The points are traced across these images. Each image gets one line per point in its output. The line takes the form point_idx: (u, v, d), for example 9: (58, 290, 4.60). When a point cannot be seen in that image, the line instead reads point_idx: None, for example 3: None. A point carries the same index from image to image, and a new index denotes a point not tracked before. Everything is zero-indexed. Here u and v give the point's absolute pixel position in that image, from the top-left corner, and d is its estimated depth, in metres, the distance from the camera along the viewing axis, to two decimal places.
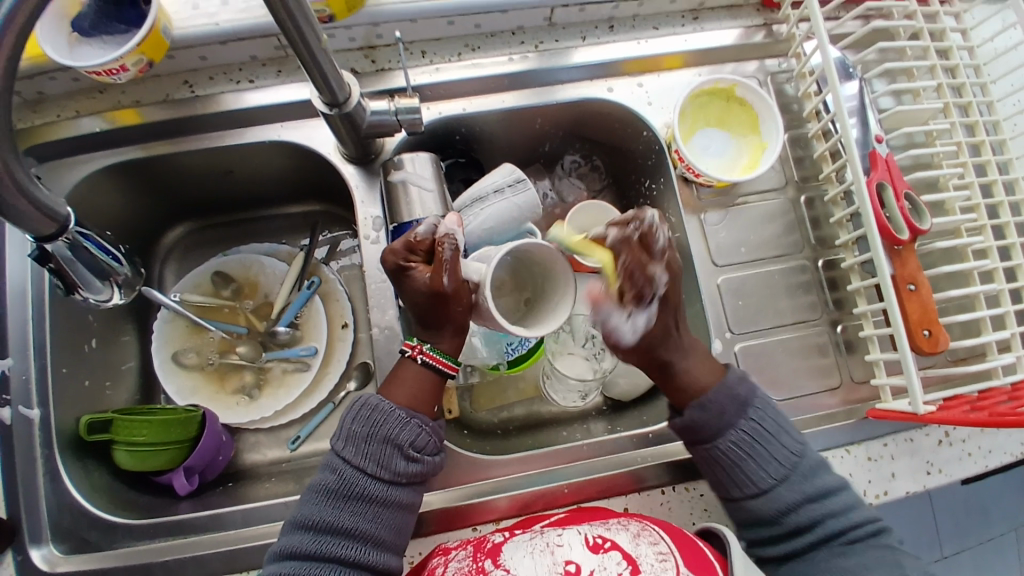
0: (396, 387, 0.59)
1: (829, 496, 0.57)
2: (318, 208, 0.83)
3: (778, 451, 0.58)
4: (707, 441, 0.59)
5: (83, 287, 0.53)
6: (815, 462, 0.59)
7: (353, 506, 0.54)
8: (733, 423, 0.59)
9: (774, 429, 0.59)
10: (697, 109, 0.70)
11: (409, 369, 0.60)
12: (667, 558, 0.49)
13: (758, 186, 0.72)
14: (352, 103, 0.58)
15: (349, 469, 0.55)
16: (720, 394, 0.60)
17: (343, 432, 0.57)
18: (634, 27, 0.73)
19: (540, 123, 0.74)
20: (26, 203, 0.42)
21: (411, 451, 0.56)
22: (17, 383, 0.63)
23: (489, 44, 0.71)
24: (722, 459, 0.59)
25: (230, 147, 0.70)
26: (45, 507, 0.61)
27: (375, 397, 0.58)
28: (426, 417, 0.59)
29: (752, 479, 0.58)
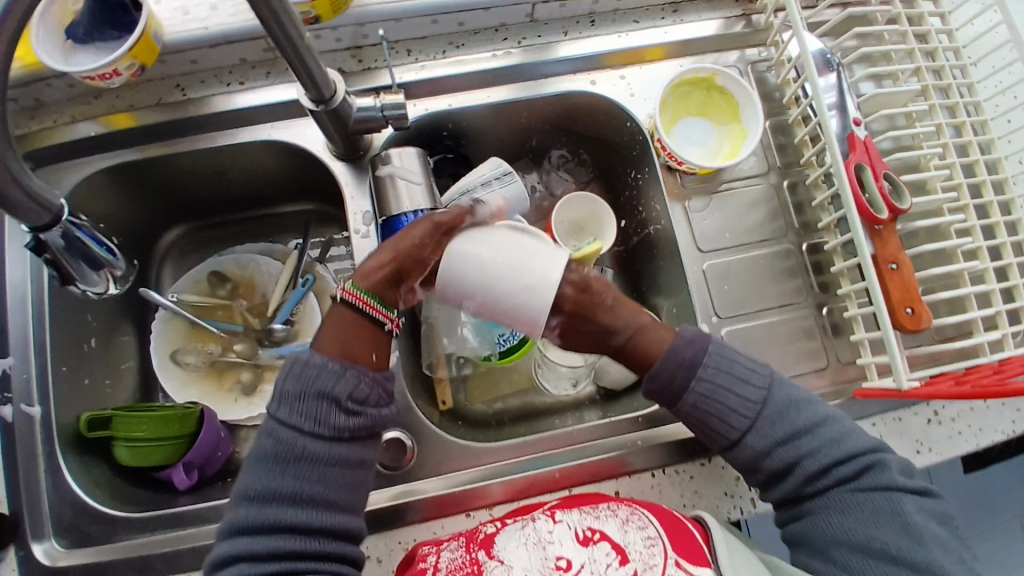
0: (325, 338, 0.57)
1: (799, 438, 0.57)
2: (311, 207, 0.85)
3: (738, 404, 0.58)
4: (671, 405, 0.60)
5: (78, 278, 0.54)
6: (782, 401, 0.59)
7: (293, 469, 0.52)
8: (687, 386, 0.59)
9: (729, 383, 0.58)
10: (677, 99, 0.72)
11: (338, 311, 0.58)
12: (655, 543, 0.51)
13: (741, 173, 0.73)
14: (338, 99, 0.59)
15: (284, 432, 0.53)
16: (669, 361, 0.59)
17: (278, 393, 0.54)
18: (615, 22, 0.74)
19: (525, 117, 0.76)
20: (19, 196, 0.44)
21: (350, 403, 0.54)
22: (18, 381, 0.65)
23: (473, 41, 0.73)
24: (690, 417, 0.59)
25: (222, 148, 0.71)
26: (47, 502, 0.63)
27: (306, 354, 0.54)
28: (363, 365, 0.57)
29: (722, 433, 0.59)
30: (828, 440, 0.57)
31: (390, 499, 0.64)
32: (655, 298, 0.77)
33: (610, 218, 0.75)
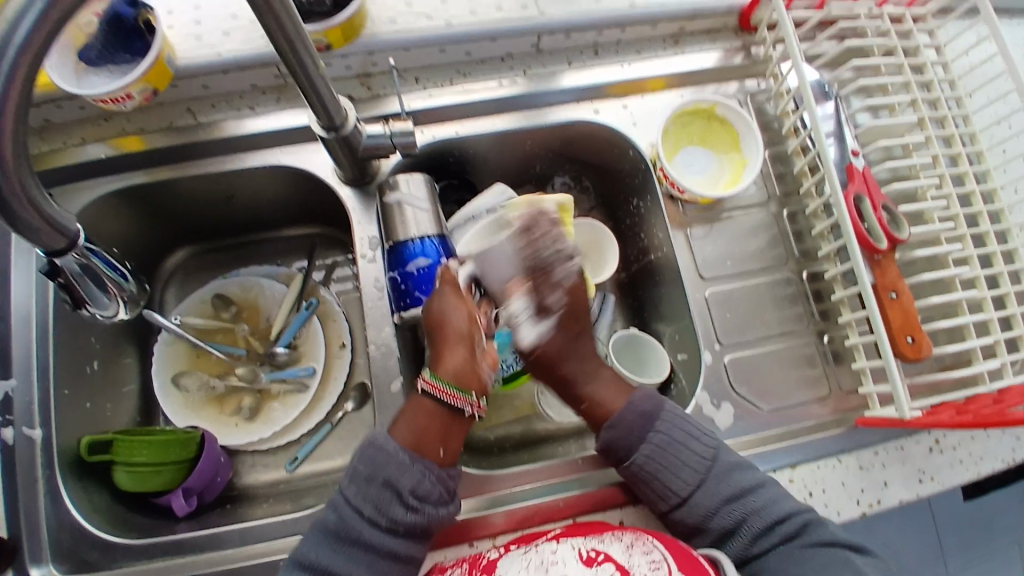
0: (402, 428, 0.60)
1: (745, 496, 0.59)
2: (315, 231, 0.85)
3: (689, 462, 0.60)
4: (623, 459, 0.62)
5: (89, 302, 0.54)
6: (728, 461, 0.61)
7: (348, 550, 0.55)
8: (643, 438, 0.61)
9: (682, 438, 0.61)
10: (679, 128, 0.73)
11: (414, 402, 0.61)
12: (660, 565, 0.50)
13: (742, 202, 0.74)
14: (349, 126, 0.60)
15: (345, 511, 0.56)
16: (625, 415, 0.63)
17: (351, 471, 0.58)
18: (618, 53, 0.76)
19: (529, 144, 0.77)
20: (38, 220, 0.44)
21: (411, 499, 0.56)
22: (20, 405, 0.64)
23: (482, 70, 0.74)
24: (640, 474, 0.61)
25: (231, 172, 0.72)
26: (45, 528, 0.62)
27: (381, 437, 0.59)
28: (430, 459, 0.59)
29: (672, 490, 0.60)
30: (771, 497, 0.59)
31: None
32: (657, 324, 0.78)
33: (610, 242, 0.75)
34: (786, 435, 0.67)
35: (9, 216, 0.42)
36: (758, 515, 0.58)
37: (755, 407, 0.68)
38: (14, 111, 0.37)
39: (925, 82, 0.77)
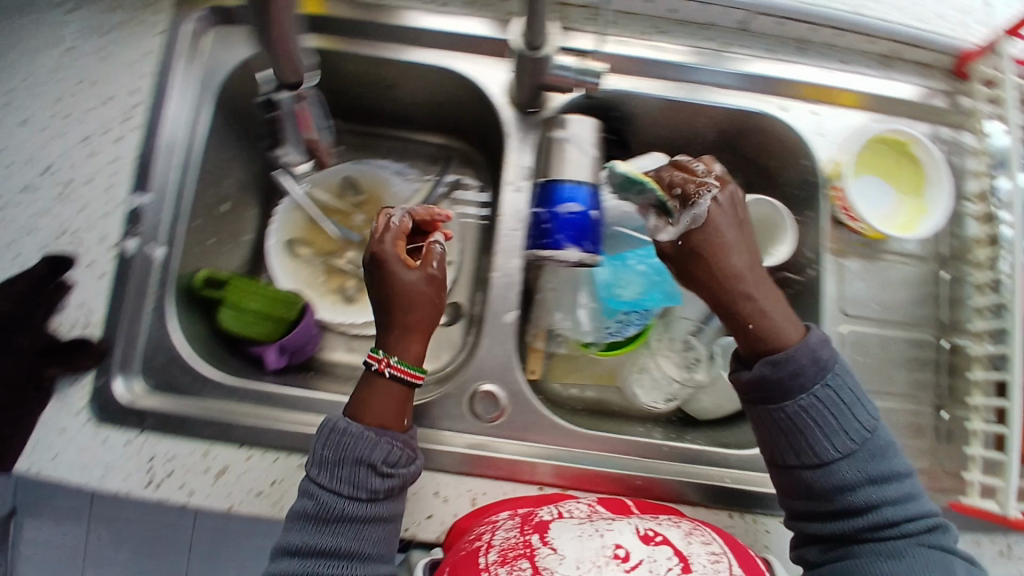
0: (367, 409, 0.57)
1: (888, 482, 0.54)
2: (455, 144, 0.84)
3: (842, 427, 0.55)
4: (775, 401, 0.55)
5: None
6: (880, 442, 0.55)
7: (332, 528, 0.53)
8: (806, 388, 0.55)
9: (851, 401, 0.55)
10: (869, 154, 0.69)
11: (378, 385, 0.58)
12: (719, 559, 0.50)
13: (902, 248, 0.70)
14: (546, 52, 0.59)
15: (317, 493, 0.54)
16: (799, 359, 0.55)
17: (316, 458, 0.55)
18: (823, 56, 0.72)
19: (700, 124, 0.73)
20: None
21: (385, 468, 0.54)
22: (149, 219, 0.65)
23: (682, 30, 0.70)
24: (785, 422, 0.55)
25: (398, 63, 0.71)
26: (143, 340, 0.64)
27: (342, 421, 0.55)
28: (394, 430, 0.57)
29: (814, 449, 0.55)
30: (907, 490, 0.55)
31: (466, 447, 0.65)
32: None
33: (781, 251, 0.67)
34: None
35: None
36: (890, 504, 0.53)
37: None
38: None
39: None
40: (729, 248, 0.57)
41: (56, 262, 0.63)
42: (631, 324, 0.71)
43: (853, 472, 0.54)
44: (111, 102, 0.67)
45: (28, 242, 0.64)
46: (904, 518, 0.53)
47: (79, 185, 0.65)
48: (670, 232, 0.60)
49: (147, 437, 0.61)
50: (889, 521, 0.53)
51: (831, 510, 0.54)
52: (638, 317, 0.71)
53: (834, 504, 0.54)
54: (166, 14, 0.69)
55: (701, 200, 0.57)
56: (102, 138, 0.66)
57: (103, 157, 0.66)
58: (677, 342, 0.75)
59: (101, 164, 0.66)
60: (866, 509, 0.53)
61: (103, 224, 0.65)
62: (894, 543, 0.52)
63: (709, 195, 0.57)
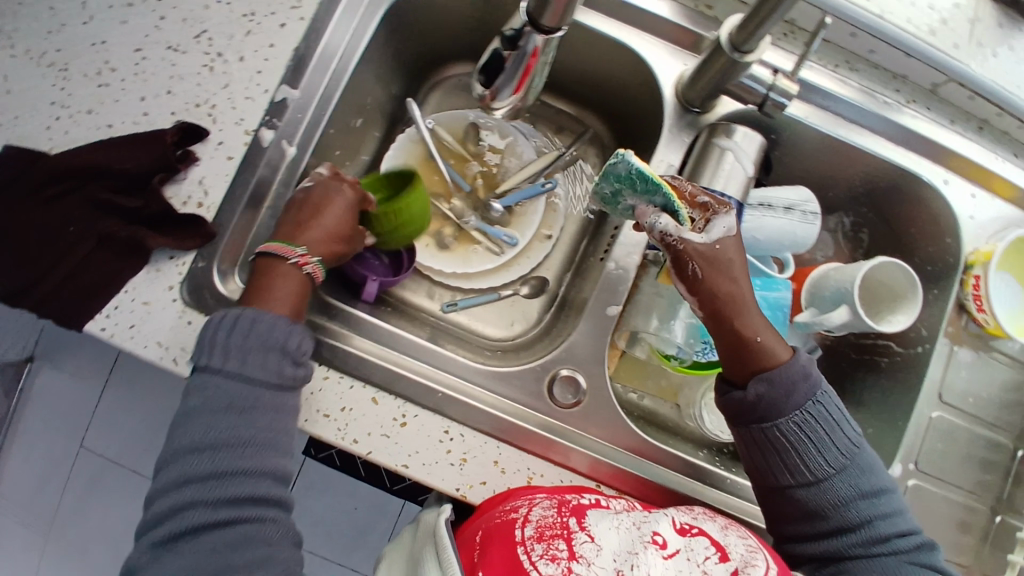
0: (283, 298, 0.55)
1: (874, 496, 0.56)
2: (590, 123, 0.81)
3: (835, 445, 0.56)
4: (769, 419, 0.56)
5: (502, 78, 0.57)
6: (866, 461, 0.57)
7: (236, 423, 0.50)
8: (798, 406, 0.56)
9: (837, 417, 0.57)
10: (1016, 252, 0.66)
11: (291, 274, 0.57)
12: (756, 553, 0.49)
13: (1010, 351, 0.69)
14: (751, 57, 0.56)
15: (221, 382, 0.50)
16: (788, 373, 0.56)
17: (212, 343, 0.51)
18: (997, 141, 0.71)
19: (850, 171, 0.71)
20: None
21: (297, 355, 0.53)
22: (290, 116, 0.64)
23: (869, 72, 0.69)
24: (779, 441, 0.56)
25: (577, 26, 0.67)
26: (254, 234, 0.64)
27: (249, 313, 0.53)
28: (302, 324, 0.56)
29: (809, 467, 0.56)
30: (895, 505, 0.56)
31: (537, 427, 0.62)
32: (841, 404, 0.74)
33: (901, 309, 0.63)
34: None
35: None
36: (887, 520, 0.55)
37: None
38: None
39: None
40: (739, 270, 0.59)
41: (188, 130, 0.62)
42: None
43: (845, 489, 0.56)
44: None
45: (166, 103, 0.63)
46: (897, 533, 0.55)
47: (230, 61, 0.64)
48: (699, 236, 0.58)
49: None
50: (881, 535, 0.55)
51: (823, 529, 0.56)
52: None
53: (830, 522, 0.55)
54: None
55: (715, 219, 0.58)
56: (267, 20, 0.65)
57: (261, 39, 0.64)
58: None
59: (257, 46, 0.64)
60: (860, 525, 0.55)
61: (244, 106, 0.63)
62: (888, 557, 0.54)
63: (730, 215, 0.58)
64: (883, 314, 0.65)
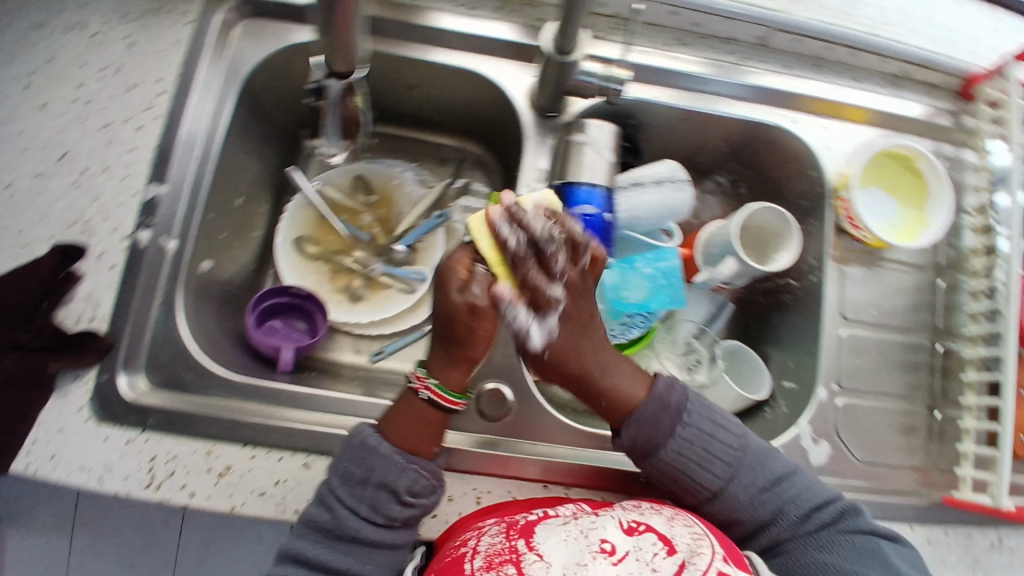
0: (394, 429, 0.57)
1: (777, 484, 0.59)
2: (470, 148, 0.84)
3: (719, 455, 0.59)
4: (649, 455, 0.59)
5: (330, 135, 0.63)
6: (756, 451, 0.60)
7: (343, 547, 0.55)
8: (669, 435, 0.59)
9: (709, 431, 0.59)
10: (875, 167, 0.70)
11: (411, 401, 0.58)
12: (701, 541, 0.50)
13: (902, 257, 0.72)
14: (574, 57, 0.60)
15: (348, 517, 0.55)
16: (647, 409, 0.59)
17: (341, 470, 0.56)
18: (834, 74, 0.74)
19: (712, 134, 0.75)
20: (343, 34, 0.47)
21: (407, 497, 0.56)
22: (163, 211, 0.65)
23: (703, 40, 0.73)
24: (669, 472, 0.59)
25: (425, 62, 0.72)
26: (151, 334, 0.63)
27: (372, 439, 0.57)
28: (424, 456, 0.58)
29: (705, 483, 0.59)
30: (804, 484, 0.60)
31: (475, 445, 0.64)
32: (766, 348, 0.77)
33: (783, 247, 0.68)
34: (869, 490, 0.66)
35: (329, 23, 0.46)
36: (794, 504, 0.58)
37: (851, 455, 0.67)
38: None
39: None
40: (584, 343, 0.60)
41: (65, 251, 0.62)
42: (632, 327, 0.71)
43: (745, 492, 0.59)
44: (133, 91, 0.67)
45: (40, 229, 0.63)
46: (815, 508, 0.58)
47: (96, 173, 0.65)
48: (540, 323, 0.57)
49: (149, 436, 0.60)
50: (801, 518, 0.58)
51: (748, 528, 0.59)
52: (641, 320, 0.70)
53: (750, 523, 0.59)
54: (196, 3, 0.69)
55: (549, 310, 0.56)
56: (123, 126, 0.66)
57: (121, 145, 0.65)
58: (680, 346, 0.75)
59: (119, 152, 0.65)
60: (776, 517, 0.58)
61: (116, 213, 0.64)
62: (815, 537, 0.57)
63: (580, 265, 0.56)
64: (769, 256, 0.70)
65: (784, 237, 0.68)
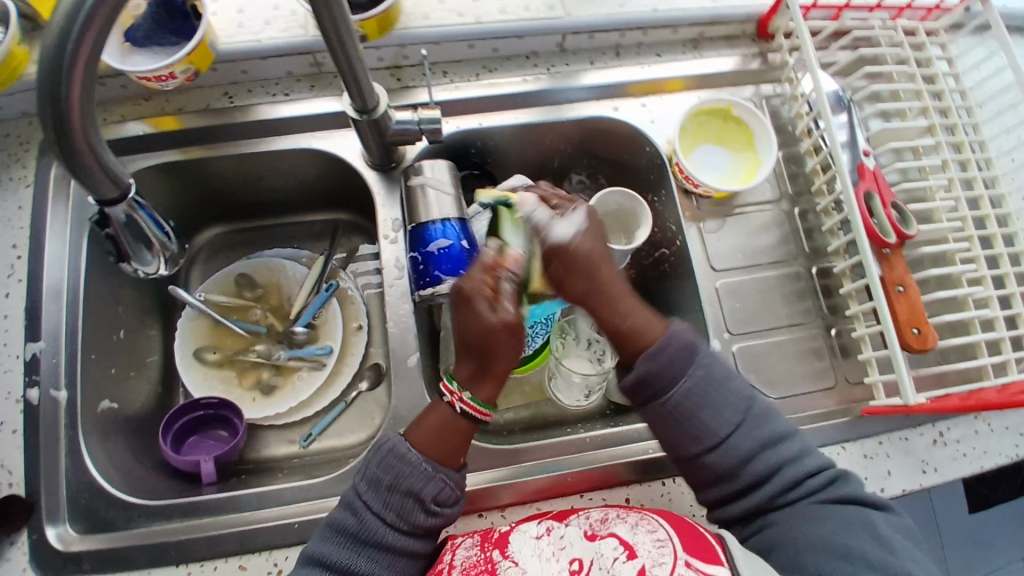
0: (423, 437, 0.59)
1: (779, 441, 0.59)
2: (340, 217, 0.87)
3: (728, 401, 0.60)
4: (661, 392, 0.60)
5: (132, 256, 0.52)
6: (762, 408, 0.61)
7: (367, 553, 0.55)
8: (683, 371, 0.60)
9: (720, 376, 0.61)
10: (696, 126, 0.75)
11: (442, 411, 0.60)
12: (665, 544, 0.51)
13: (754, 198, 0.76)
14: (380, 110, 0.64)
15: (372, 521, 0.56)
16: (668, 343, 0.60)
17: (370, 476, 0.57)
18: (638, 54, 0.79)
19: (551, 140, 0.78)
20: (98, 168, 0.43)
21: (431, 506, 0.56)
22: (46, 365, 0.65)
23: (511, 60, 0.77)
24: (678, 409, 0.60)
25: (264, 155, 0.75)
26: (65, 485, 0.63)
27: (403, 446, 0.58)
28: (450, 469, 0.59)
29: (712, 427, 0.59)
30: (799, 448, 0.59)
31: None
32: (668, 317, 0.79)
33: (642, 222, 0.71)
34: (792, 423, 0.68)
35: (72, 161, 0.41)
36: (790, 464, 0.57)
37: (763, 395, 0.69)
38: (91, 46, 0.38)
39: (936, 90, 0.77)
40: (603, 258, 0.63)
41: None
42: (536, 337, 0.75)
43: (749, 441, 0.58)
44: None
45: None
46: (806, 475, 0.57)
47: None
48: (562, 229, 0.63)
49: None
50: (792, 482, 0.57)
51: (742, 485, 0.58)
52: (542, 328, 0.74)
53: (745, 482, 0.58)
54: (32, 164, 0.72)
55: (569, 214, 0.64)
56: None
57: None
58: (584, 340, 0.77)
59: None
60: (771, 474, 0.57)
61: (6, 379, 0.65)
62: (797, 506, 0.56)
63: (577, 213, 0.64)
64: (632, 233, 0.74)
65: (636, 211, 0.73)
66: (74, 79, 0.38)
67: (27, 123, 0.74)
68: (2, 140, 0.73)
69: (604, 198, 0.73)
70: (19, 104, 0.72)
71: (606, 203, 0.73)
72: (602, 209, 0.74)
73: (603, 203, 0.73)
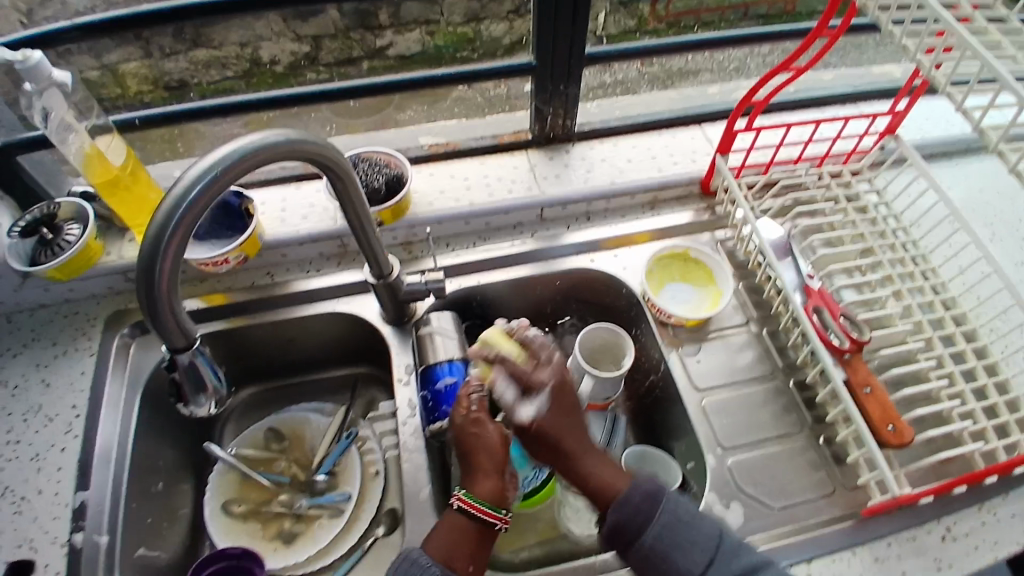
0: (434, 542, 0.63)
1: (756, 572, 0.60)
2: (360, 371, 0.97)
3: (697, 540, 0.61)
4: (635, 538, 0.62)
5: (189, 398, 0.58)
6: (733, 542, 0.62)
7: None
8: (652, 516, 0.62)
9: (688, 517, 0.63)
10: (660, 269, 0.88)
11: (450, 518, 0.64)
12: None
13: (726, 324, 0.86)
14: (394, 275, 0.78)
15: None
16: (631, 494, 0.63)
17: None
18: (607, 217, 0.95)
19: (541, 291, 0.92)
20: (173, 322, 0.51)
21: None
22: (92, 511, 0.72)
23: (501, 229, 0.94)
24: (652, 552, 0.61)
25: (297, 320, 0.88)
26: None
27: (414, 553, 0.61)
28: (459, 570, 0.62)
29: (684, 570, 0.60)
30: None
31: None
32: (667, 440, 0.84)
33: (627, 347, 0.81)
34: (798, 531, 0.70)
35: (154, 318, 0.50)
36: None
37: (766, 505, 0.71)
38: (184, 232, 0.48)
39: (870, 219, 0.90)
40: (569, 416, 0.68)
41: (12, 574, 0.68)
42: (543, 468, 0.79)
43: (726, 574, 0.60)
44: (54, 420, 0.79)
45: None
46: None
47: (30, 499, 0.73)
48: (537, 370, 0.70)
49: None
50: None
51: None
52: (546, 459, 0.79)
53: None
54: (97, 337, 0.85)
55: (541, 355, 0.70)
56: (50, 451, 0.76)
57: (49, 467, 0.75)
58: None
59: (48, 474, 0.75)
60: None
61: (53, 527, 0.71)
62: None
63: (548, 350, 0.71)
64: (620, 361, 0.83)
65: (620, 342, 0.83)
66: (168, 254, 0.48)
67: (97, 304, 0.88)
68: (73, 318, 0.87)
69: (593, 330, 0.83)
70: (92, 288, 0.87)
71: (596, 335, 0.83)
72: (593, 341, 0.84)
73: (593, 335, 0.83)
